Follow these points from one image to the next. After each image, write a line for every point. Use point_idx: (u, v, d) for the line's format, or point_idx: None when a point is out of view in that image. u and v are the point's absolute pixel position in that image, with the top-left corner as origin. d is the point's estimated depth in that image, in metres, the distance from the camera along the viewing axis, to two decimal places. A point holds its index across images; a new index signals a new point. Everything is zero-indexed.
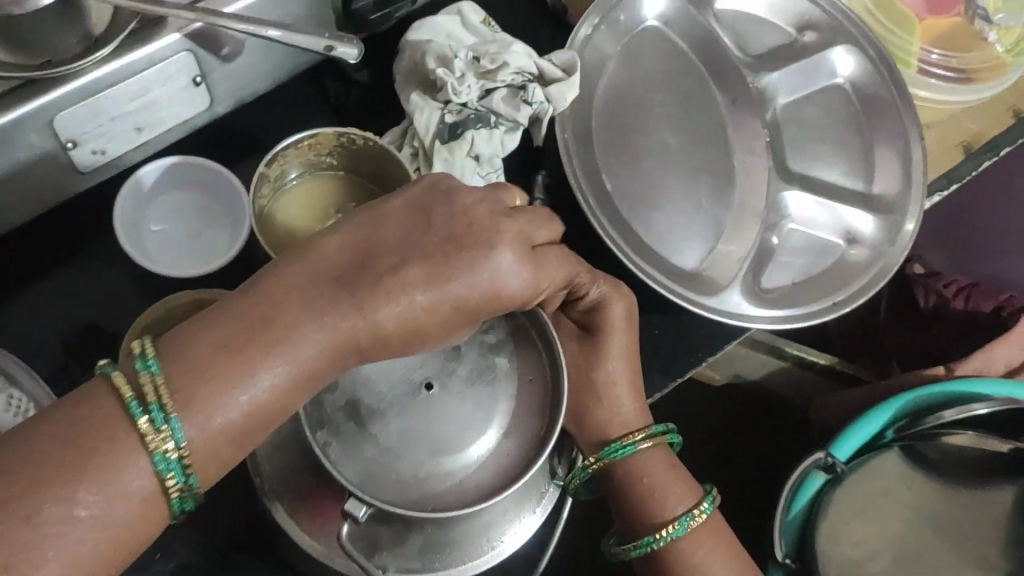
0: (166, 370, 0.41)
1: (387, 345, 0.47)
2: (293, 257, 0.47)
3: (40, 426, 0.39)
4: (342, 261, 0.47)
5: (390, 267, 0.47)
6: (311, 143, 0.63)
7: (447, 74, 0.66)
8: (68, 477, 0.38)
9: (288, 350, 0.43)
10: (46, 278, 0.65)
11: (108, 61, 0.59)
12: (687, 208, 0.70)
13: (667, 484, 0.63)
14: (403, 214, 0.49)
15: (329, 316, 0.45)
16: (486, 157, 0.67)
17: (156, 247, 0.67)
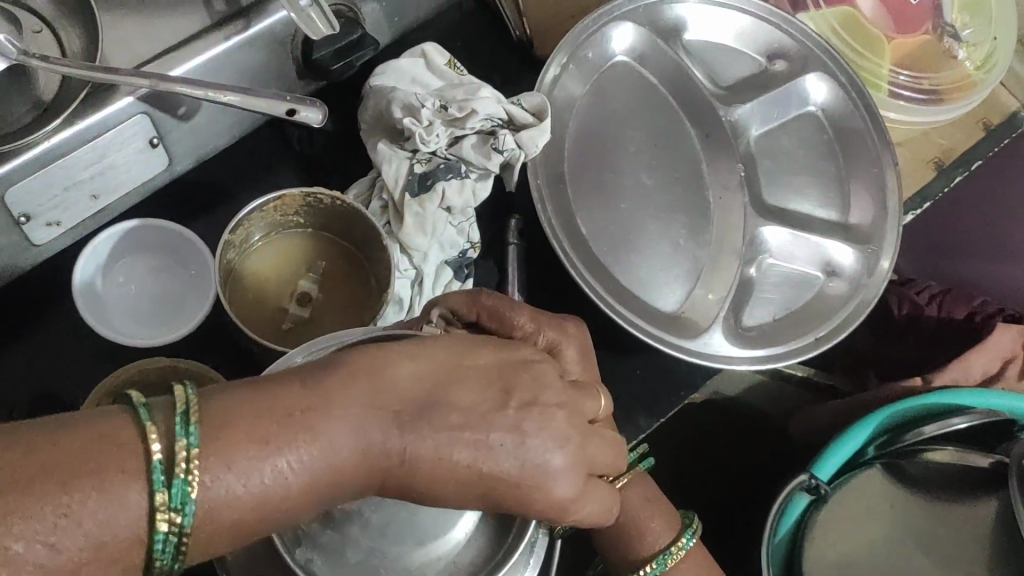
0: (203, 445, 0.34)
1: (403, 485, 0.41)
2: (354, 359, 0.40)
3: (29, 440, 0.32)
4: (410, 387, 0.41)
5: (433, 413, 0.40)
6: (277, 204, 0.61)
7: (415, 123, 0.64)
8: (15, 513, 0.30)
9: (320, 451, 0.37)
10: (4, 353, 0.63)
11: (58, 132, 0.56)
12: (664, 249, 0.69)
13: (649, 515, 0.59)
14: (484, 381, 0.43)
15: (366, 427, 0.38)
16: (459, 208, 0.66)
17: (114, 312, 0.65)
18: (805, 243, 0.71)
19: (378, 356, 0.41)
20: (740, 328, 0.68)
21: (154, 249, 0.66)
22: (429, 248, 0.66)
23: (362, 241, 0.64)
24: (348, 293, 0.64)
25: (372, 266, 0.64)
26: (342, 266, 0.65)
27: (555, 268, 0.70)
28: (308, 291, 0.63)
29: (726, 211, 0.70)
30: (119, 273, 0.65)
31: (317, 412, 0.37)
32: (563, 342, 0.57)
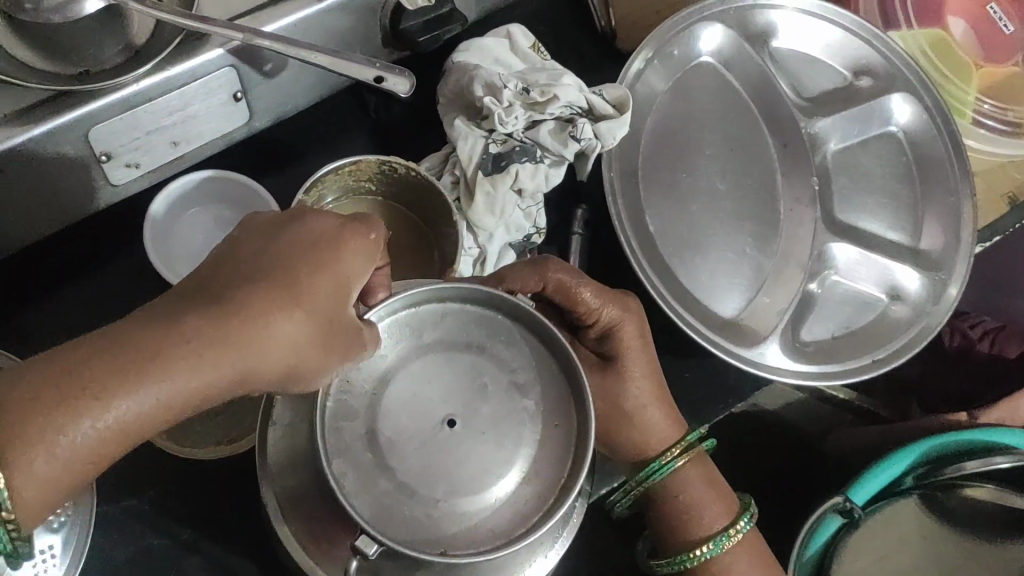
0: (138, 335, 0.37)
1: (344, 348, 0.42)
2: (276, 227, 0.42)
3: (89, 343, 0.37)
4: (320, 241, 0.42)
5: (351, 277, 0.42)
6: (352, 169, 0.61)
7: (495, 103, 0.64)
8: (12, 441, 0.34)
9: (262, 342, 0.39)
10: (71, 287, 0.64)
11: (149, 75, 0.56)
12: (730, 256, 0.68)
13: (703, 497, 0.58)
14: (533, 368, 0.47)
15: (307, 306, 0.40)
16: (529, 192, 0.66)
17: (179, 254, 0.65)
18: (873, 264, 0.70)
19: (331, 250, 0.42)
20: (797, 341, 0.68)
21: (224, 197, 0.67)
22: (495, 230, 0.66)
23: (430, 214, 0.64)
24: (411, 264, 0.65)
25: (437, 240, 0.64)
26: (407, 239, 0.65)
27: (616, 261, 0.70)
28: None
29: (795, 223, 0.70)
30: (189, 218, 0.66)
31: (263, 309, 0.39)
32: (626, 318, 0.57)
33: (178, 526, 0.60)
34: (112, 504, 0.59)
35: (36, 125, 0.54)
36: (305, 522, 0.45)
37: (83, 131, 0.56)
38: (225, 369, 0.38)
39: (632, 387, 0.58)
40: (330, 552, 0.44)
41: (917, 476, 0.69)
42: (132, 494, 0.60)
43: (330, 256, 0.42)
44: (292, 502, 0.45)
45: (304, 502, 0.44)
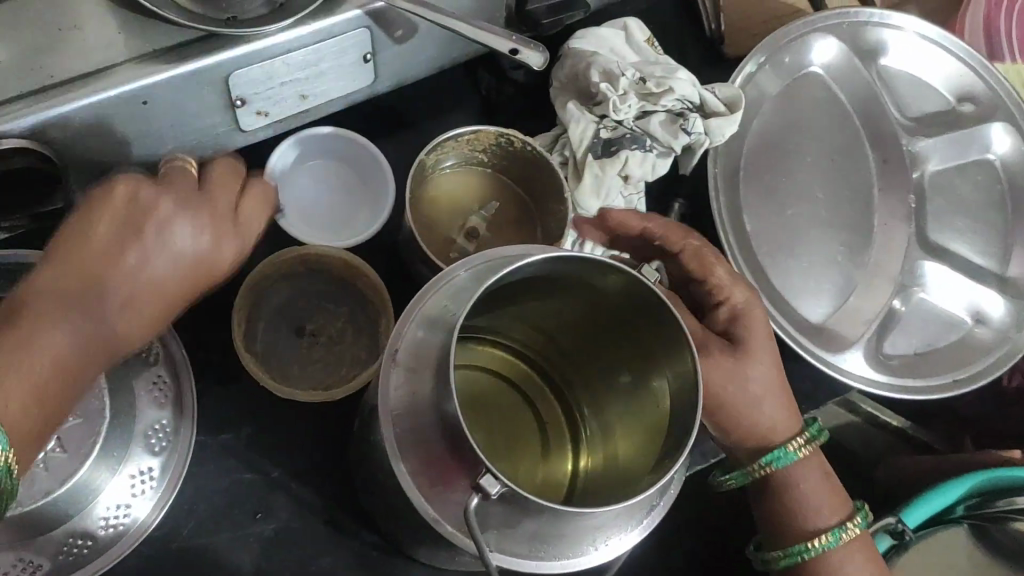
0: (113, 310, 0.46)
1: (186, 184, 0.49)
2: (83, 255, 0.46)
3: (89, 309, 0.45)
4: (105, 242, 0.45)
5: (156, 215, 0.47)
6: (471, 138, 0.63)
7: (610, 90, 0.66)
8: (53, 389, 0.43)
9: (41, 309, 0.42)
10: None
11: (291, 29, 0.59)
12: (823, 263, 0.70)
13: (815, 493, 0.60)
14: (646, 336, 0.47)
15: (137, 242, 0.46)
16: (635, 179, 0.67)
17: (292, 202, 0.67)
18: (962, 287, 0.71)
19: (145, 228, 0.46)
20: (881, 354, 0.69)
21: (346, 157, 0.69)
22: None
23: (540, 191, 0.66)
24: (515, 237, 0.67)
25: (541, 216, 0.67)
26: (512, 210, 0.68)
27: None
28: (477, 225, 0.66)
29: (887, 237, 0.71)
30: (314, 172, 0.69)
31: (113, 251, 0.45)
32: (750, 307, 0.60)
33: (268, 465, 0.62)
34: (210, 436, 0.62)
35: (181, 64, 0.57)
36: (418, 458, 0.47)
37: (225, 74, 0.59)
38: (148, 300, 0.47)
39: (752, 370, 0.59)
40: (444, 492, 0.46)
41: (968, 506, 0.66)
42: (229, 429, 0.63)
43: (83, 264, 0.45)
44: (409, 439, 0.47)
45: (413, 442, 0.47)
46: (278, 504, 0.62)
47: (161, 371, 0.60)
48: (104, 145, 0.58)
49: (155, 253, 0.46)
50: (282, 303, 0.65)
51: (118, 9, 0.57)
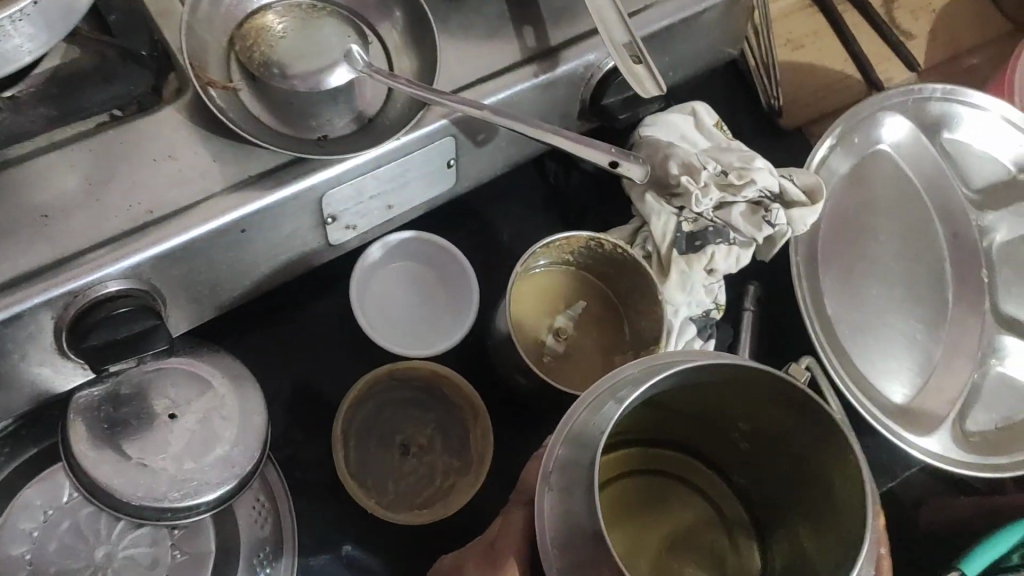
0: None
1: None
2: None
3: None
4: None
5: None
6: (564, 242, 0.63)
7: (692, 183, 0.65)
8: None
9: None
10: (272, 335, 0.65)
11: (386, 144, 0.58)
12: (901, 341, 0.70)
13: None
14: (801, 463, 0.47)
15: None
16: (720, 271, 0.67)
17: (372, 302, 0.66)
18: None
19: None
20: (965, 432, 0.69)
21: (432, 267, 0.69)
22: (681, 304, 0.67)
23: (628, 289, 0.65)
24: (603, 337, 0.66)
25: (630, 314, 0.66)
26: (599, 308, 0.67)
27: (785, 339, 0.72)
28: (565, 326, 0.65)
29: (963, 311, 0.71)
30: (399, 272, 0.68)
31: None
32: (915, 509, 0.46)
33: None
34: (311, 556, 0.61)
35: (276, 191, 0.56)
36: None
37: (319, 193, 0.58)
38: None
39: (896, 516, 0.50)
40: None
41: None
42: (329, 547, 0.61)
43: None
44: None
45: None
46: None
47: (260, 494, 0.60)
48: (203, 276, 0.57)
49: None
50: (373, 414, 0.65)
51: (212, 134, 0.55)
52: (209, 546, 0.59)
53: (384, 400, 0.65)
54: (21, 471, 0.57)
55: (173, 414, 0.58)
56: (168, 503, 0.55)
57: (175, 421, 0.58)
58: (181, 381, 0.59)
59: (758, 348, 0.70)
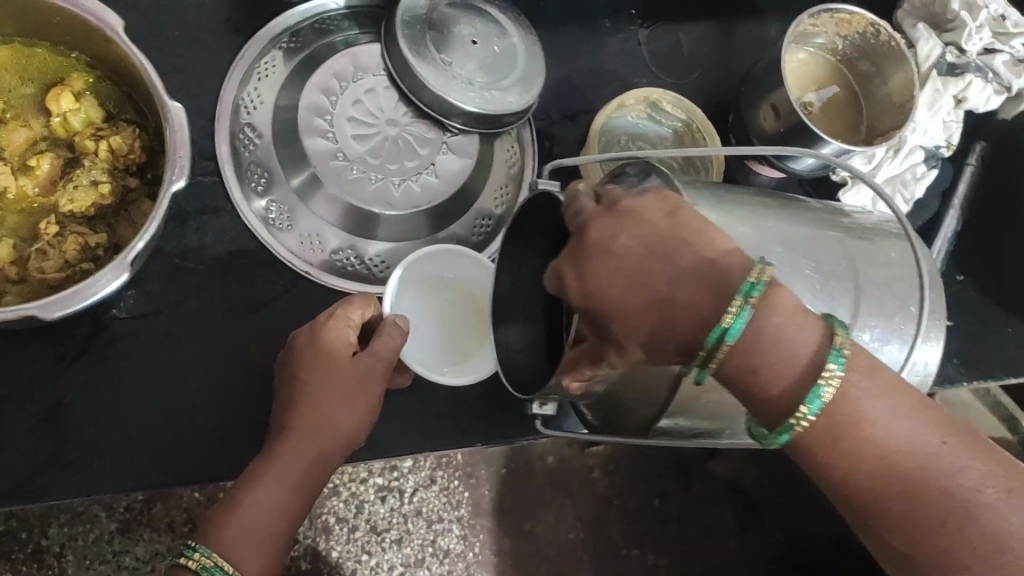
0: (210, 549, 0.48)
1: (249, 481, 0.52)
2: (295, 430, 0.53)
3: (285, 439, 0.53)
4: (294, 413, 0.54)
5: (250, 479, 0.52)
6: (846, 19, 0.68)
7: (969, 18, 0.71)
8: (312, 431, 0.54)
9: (317, 431, 0.54)
10: (551, 33, 0.74)
11: None
12: None
13: (626, 281, 0.39)
14: (608, 225, 0.40)
15: (246, 476, 0.52)
16: (968, 104, 0.72)
17: (405, 196, 0.66)
18: None
19: (258, 461, 0.53)
20: None
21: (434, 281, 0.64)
22: (922, 125, 0.72)
23: (877, 85, 0.71)
24: (838, 122, 0.72)
25: (871, 111, 0.72)
26: (842, 100, 0.73)
27: (989, 205, 0.77)
28: (812, 103, 0.72)
29: None
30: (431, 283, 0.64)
31: (293, 433, 0.53)
32: (593, 226, 0.41)
33: (536, 316, 0.55)
34: None
35: None
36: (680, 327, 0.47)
37: None
38: (309, 450, 0.53)
39: (598, 229, 0.41)
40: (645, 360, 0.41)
41: None
42: None
43: (313, 423, 0.54)
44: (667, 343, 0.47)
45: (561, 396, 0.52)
46: None
47: (513, 143, 0.70)
48: None
49: (320, 404, 0.54)
50: (634, 129, 0.72)
51: None
52: (471, 158, 0.69)
53: (644, 124, 0.72)
54: (327, 48, 0.66)
55: (475, 42, 0.65)
56: (448, 102, 0.65)
57: (473, 47, 0.65)
58: (488, 18, 0.66)
59: (958, 216, 0.75)
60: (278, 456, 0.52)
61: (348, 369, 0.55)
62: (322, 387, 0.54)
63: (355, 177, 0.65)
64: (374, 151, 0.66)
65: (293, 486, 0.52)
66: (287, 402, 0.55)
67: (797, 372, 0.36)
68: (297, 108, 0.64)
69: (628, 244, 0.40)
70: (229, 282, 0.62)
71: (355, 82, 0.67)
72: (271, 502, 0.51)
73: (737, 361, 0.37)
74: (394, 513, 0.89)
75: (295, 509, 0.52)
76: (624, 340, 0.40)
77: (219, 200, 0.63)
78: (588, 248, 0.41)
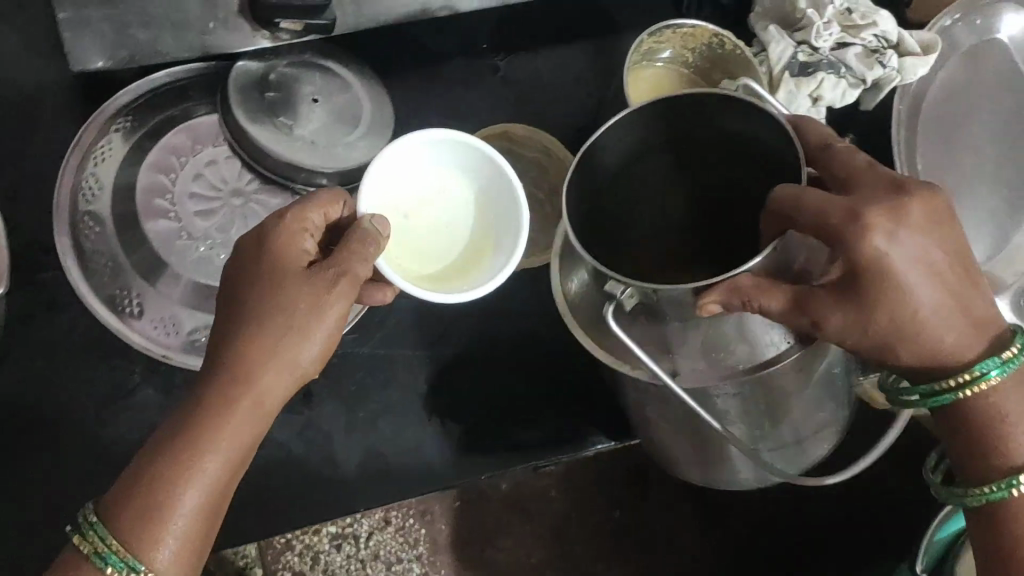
0: (114, 530, 0.43)
1: (177, 434, 0.45)
2: (233, 378, 0.45)
3: (216, 395, 0.45)
4: (232, 352, 0.45)
5: (175, 431, 0.45)
6: (689, 32, 0.68)
7: (815, 16, 0.70)
8: (246, 383, 0.45)
9: (255, 390, 0.45)
10: (403, 80, 0.73)
11: None
12: (980, 213, 0.74)
13: (937, 286, 0.45)
14: (930, 214, 0.44)
15: (173, 429, 0.45)
16: (827, 102, 0.71)
17: None
18: None
19: (189, 405, 0.45)
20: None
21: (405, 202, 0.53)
22: None
23: None
24: None
25: None
26: None
27: None
28: None
29: None
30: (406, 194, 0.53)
31: (229, 386, 0.45)
32: (909, 195, 0.44)
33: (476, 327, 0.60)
34: None
35: None
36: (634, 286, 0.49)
37: None
38: (245, 408, 0.45)
39: (935, 243, 0.45)
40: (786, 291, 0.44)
41: None
42: None
43: (247, 377, 0.45)
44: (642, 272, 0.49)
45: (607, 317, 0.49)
46: (456, 332, 0.68)
47: None
48: None
49: (263, 352, 0.45)
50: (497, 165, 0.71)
51: None
52: None
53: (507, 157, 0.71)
54: (167, 122, 0.65)
55: (316, 100, 0.65)
56: (293, 166, 0.64)
57: (315, 105, 0.65)
58: (330, 75, 0.66)
59: None
60: (209, 409, 0.45)
61: (303, 302, 0.45)
62: (267, 331, 0.45)
63: (202, 255, 0.63)
64: (220, 225, 0.65)
65: (234, 452, 0.45)
66: (231, 325, 0.46)
67: (1020, 444, 0.48)
68: (135, 188, 0.63)
69: (938, 255, 0.45)
70: (88, 378, 0.61)
71: (194, 156, 0.65)
72: (201, 471, 0.44)
73: (978, 415, 0.48)
74: (350, 562, 0.82)
75: (236, 472, 0.46)
76: (875, 313, 0.44)
77: (66, 297, 0.62)
78: (908, 212, 0.43)
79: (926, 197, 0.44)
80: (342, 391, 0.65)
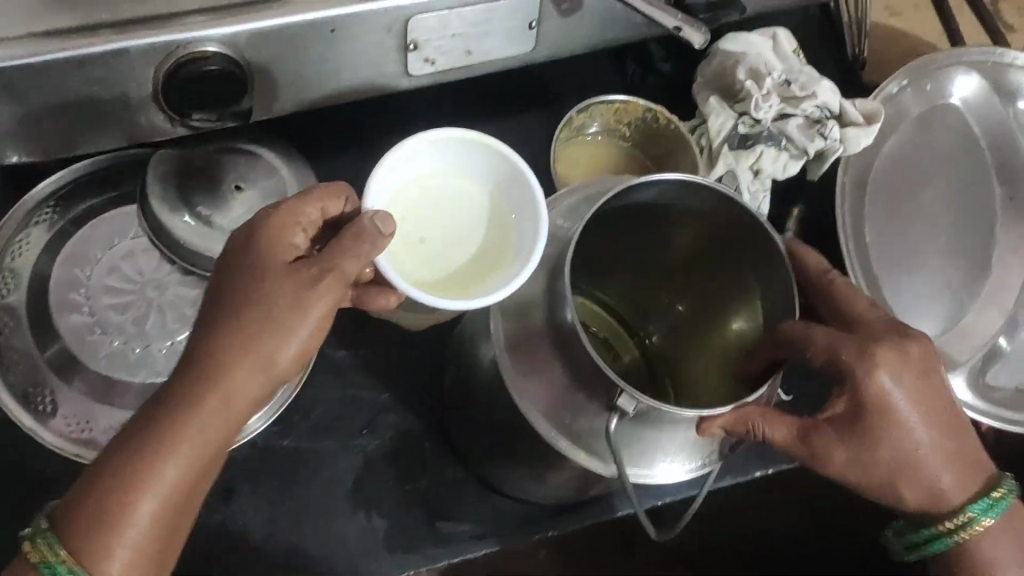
0: (65, 539, 0.41)
1: (135, 433, 0.42)
2: (203, 375, 0.43)
3: (185, 393, 0.43)
4: (207, 347, 0.43)
5: (137, 430, 0.43)
6: (622, 107, 0.68)
7: (755, 87, 0.68)
8: (218, 380, 0.43)
9: (221, 390, 0.43)
10: (332, 158, 0.71)
11: None
12: (934, 286, 0.71)
13: (935, 429, 0.51)
14: (923, 368, 0.51)
15: (137, 431, 0.42)
16: (766, 174, 0.69)
17: (166, 360, 0.63)
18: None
19: (159, 401, 0.43)
20: (984, 386, 0.69)
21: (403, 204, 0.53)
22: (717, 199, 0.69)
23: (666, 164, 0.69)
24: None
25: None
26: None
27: None
28: None
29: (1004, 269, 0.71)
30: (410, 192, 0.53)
31: (200, 388, 0.43)
32: (908, 348, 0.50)
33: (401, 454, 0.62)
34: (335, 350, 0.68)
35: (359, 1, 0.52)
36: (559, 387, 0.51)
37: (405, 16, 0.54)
38: (213, 405, 0.43)
39: (934, 392, 0.51)
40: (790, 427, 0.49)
41: None
42: (347, 347, 0.69)
43: (216, 385, 0.43)
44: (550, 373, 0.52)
45: (583, 414, 0.50)
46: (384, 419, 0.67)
47: None
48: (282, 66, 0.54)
49: (238, 357, 0.43)
50: None
51: None
52: None
53: None
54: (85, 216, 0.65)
55: (240, 187, 0.64)
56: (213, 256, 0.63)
57: (238, 193, 0.64)
58: (255, 161, 0.66)
59: None
60: (181, 404, 0.42)
61: (286, 299, 0.43)
62: (247, 335, 0.43)
63: (115, 349, 0.63)
64: (136, 317, 0.64)
65: (201, 456, 0.43)
66: (215, 319, 0.44)
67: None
68: (49, 281, 0.63)
69: (938, 404, 0.51)
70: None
71: (111, 248, 0.66)
72: (164, 479, 0.42)
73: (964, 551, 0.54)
74: None
75: (203, 478, 0.44)
76: (877, 456, 0.50)
77: None
78: (918, 368, 0.50)
79: (923, 346, 0.51)
80: (264, 485, 0.63)
